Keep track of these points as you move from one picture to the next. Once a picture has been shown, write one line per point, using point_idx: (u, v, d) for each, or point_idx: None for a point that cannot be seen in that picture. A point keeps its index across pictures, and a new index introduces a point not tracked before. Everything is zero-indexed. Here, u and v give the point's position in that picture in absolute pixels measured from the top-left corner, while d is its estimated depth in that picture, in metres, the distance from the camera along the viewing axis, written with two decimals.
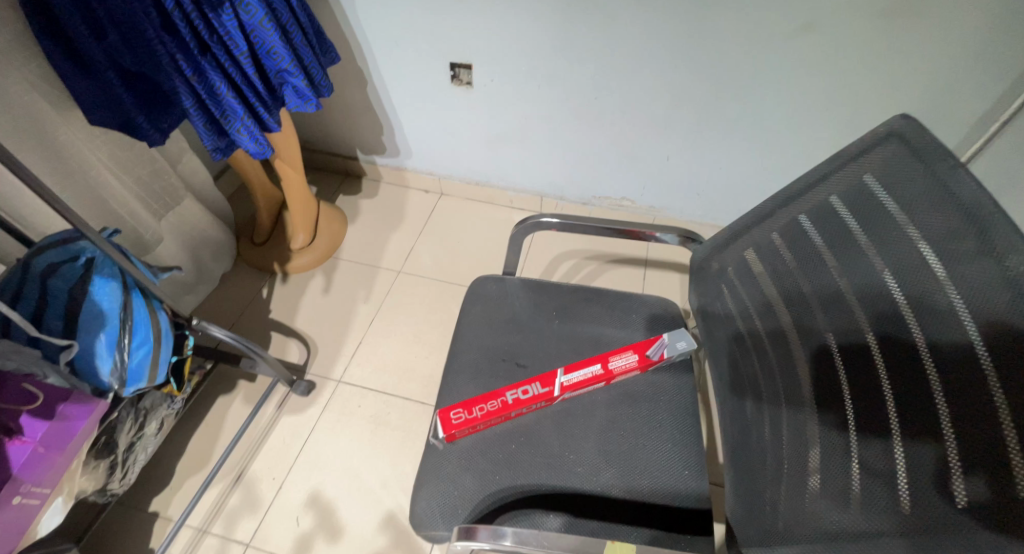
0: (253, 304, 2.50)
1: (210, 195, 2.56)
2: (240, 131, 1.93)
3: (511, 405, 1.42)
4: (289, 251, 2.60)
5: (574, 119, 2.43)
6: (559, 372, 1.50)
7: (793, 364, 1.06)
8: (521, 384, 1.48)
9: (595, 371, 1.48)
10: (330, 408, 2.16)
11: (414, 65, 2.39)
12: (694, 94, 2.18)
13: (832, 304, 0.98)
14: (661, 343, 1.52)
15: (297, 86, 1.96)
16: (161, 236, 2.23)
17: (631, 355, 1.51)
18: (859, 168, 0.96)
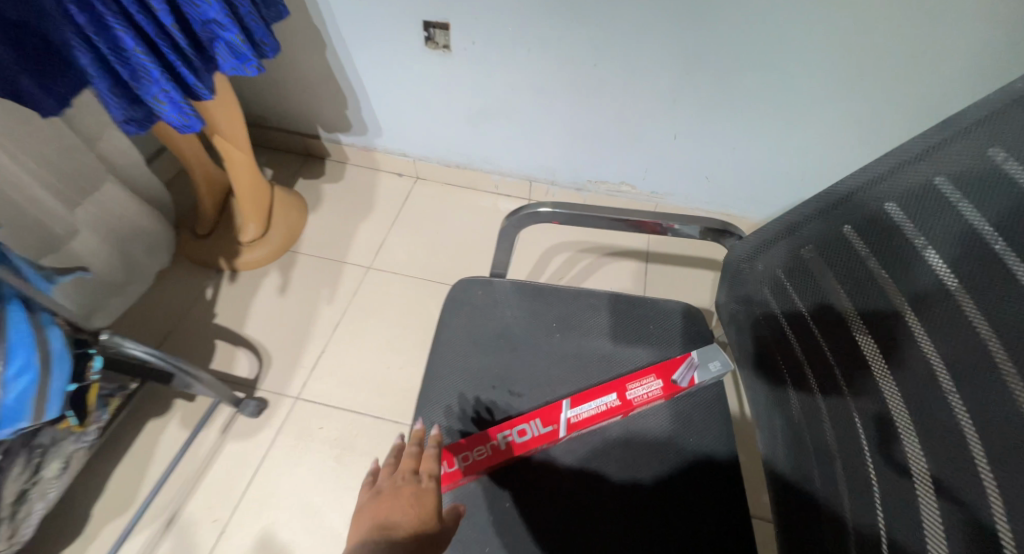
0: (195, 307, 2.14)
1: (142, 180, 2.15)
2: (159, 99, 1.55)
3: (503, 452, 1.12)
4: (238, 245, 2.23)
5: (569, 91, 2.09)
6: (565, 404, 1.19)
7: (881, 387, 0.85)
8: (517, 422, 1.16)
9: (610, 403, 1.18)
10: (285, 432, 1.82)
11: (381, 24, 2.03)
12: (710, 60, 1.86)
13: (940, 311, 0.76)
14: (691, 364, 1.22)
15: (231, 41, 1.60)
16: (77, 229, 1.82)
17: (654, 380, 1.21)
18: (975, 142, 0.74)
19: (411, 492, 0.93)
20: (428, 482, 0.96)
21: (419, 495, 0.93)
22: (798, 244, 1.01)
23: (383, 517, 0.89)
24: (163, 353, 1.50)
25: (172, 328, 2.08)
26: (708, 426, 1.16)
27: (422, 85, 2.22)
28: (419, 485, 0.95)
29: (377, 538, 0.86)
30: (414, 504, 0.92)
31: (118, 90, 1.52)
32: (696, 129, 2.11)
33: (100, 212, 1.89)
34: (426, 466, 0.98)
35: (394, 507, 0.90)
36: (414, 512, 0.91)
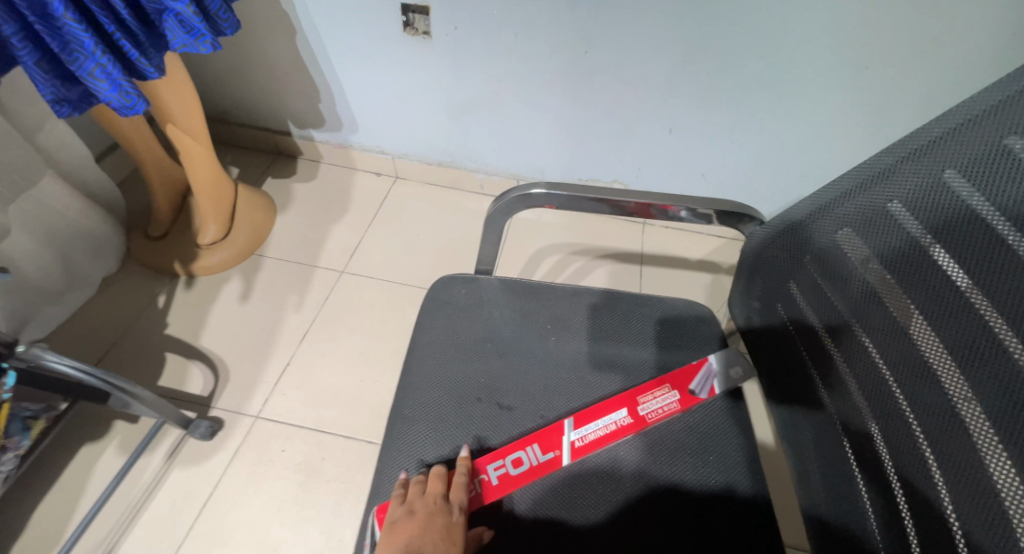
0: (145, 317, 1.91)
1: (90, 176, 1.92)
2: (93, 75, 1.21)
3: (495, 489, 0.92)
4: (195, 247, 2.01)
5: (558, 83, 1.92)
6: (568, 424, 0.99)
7: (942, 390, 0.69)
8: (511, 449, 0.96)
9: (620, 421, 0.99)
10: (243, 455, 1.61)
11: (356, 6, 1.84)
12: (721, 49, 1.68)
13: (1018, 298, 0.62)
14: (710, 372, 1.03)
15: (182, 13, 1.30)
16: (11, 229, 1.57)
17: (669, 391, 1.01)
18: None
19: (441, 524, 0.86)
20: (458, 514, 0.88)
21: (451, 530, 0.86)
22: (827, 228, 0.86)
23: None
24: (93, 367, 1.26)
25: (117, 340, 1.85)
26: (725, 442, 0.97)
27: (402, 75, 2.04)
28: (448, 518, 0.87)
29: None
30: (442, 541, 0.85)
31: (44, 63, 1.18)
32: (695, 125, 1.94)
33: (38, 210, 1.64)
34: (457, 494, 0.90)
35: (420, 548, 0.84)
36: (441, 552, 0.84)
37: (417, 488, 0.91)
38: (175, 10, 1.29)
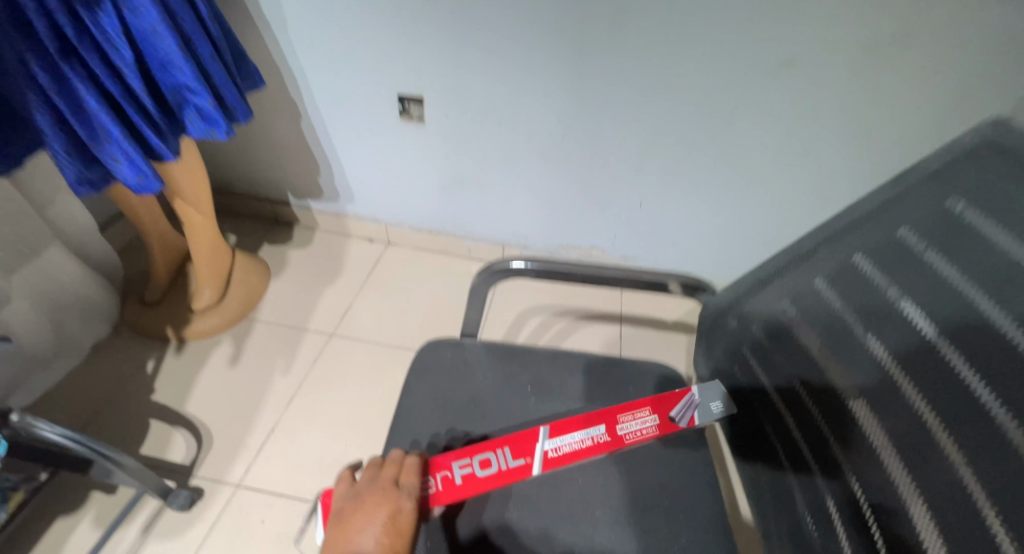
0: (133, 383, 1.92)
1: (92, 244, 1.98)
2: (116, 160, 1.23)
3: (457, 489, 0.96)
4: (188, 312, 2.05)
5: (541, 161, 2.01)
6: (543, 433, 1.03)
7: (861, 450, 0.72)
8: (481, 451, 1.00)
9: (598, 437, 1.03)
10: (221, 526, 1.58)
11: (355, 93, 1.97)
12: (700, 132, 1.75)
13: (919, 362, 0.66)
14: (692, 401, 1.04)
15: (201, 106, 1.33)
16: (10, 297, 1.61)
17: (649, 415, 1.07)
18: (937, 191, 0.70)
19: (388, 510, 0.89)
20: (407, 501, 0.91)
21: (396, 518, 0.88)
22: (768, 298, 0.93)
23: (349, 544, 0.85)
24: (84, 435, 1.24)
25: (103, 406, 1.85)
26: (696, 504, 1.00)
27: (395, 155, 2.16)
28: (395, 510, 0.89)
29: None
30: (384, 531, 0.87)
31: (72, 149, 1.21)
32: (666, 200, 2.00)
33: (39, 279, 1.69)
34: (408, 479, 0.94)
35: (362, 534, 0.86)
36: (383, 539, 0.86)
37: (369, 477, 0.95)
38: (195, 101, 1.32)
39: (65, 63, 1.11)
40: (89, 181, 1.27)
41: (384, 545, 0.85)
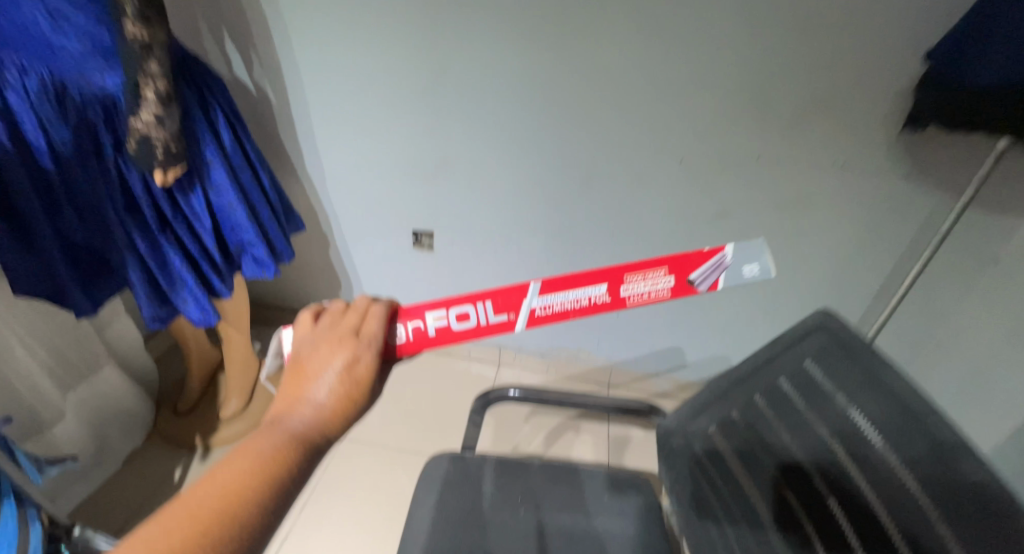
0: (161, 492, 2.06)
1: (137, 360, 2.21)
2: (185, 302, 1.24)
3: (430, 342, 0.66)
4: (217, 420, 2.25)
5: (527, 274, 1.73)
6: (531, 287, 0.64)
7: None
8: (456, 300, 0.64)
9: (596, 299, 0.63)
10: None
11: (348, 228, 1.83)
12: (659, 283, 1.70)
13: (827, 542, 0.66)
14: (720, 264, 0.61)
15: (258, 255, 1.29)
16: (64, 414, 1.81)
17: (663, 273, 0.62)
18: (799, 355, 0.73)
19: (342, 350, 0.63)
20: (369, 354, 0.63)
21: (352, 369, 0.62)
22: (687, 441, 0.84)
23: (298, 385, 0.62)
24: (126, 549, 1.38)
25: (131, 516, 1.96)
26: None
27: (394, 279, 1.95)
28: (350, 360, 0.62)
29: (279, 420, 0.60)
30: (339, 380, 0.61)
31: (156, 293, 1.22)
32: (669, 328, 1.79)
33: (90, 396, 1.91)
34: (369, 329, 0.64)
35: (315, 366, 0.62)
36: (338, 390, 0.61)
37: (328, 320, 0.67)
38: (253, 251, 1.29)
39: (160, 234, 1.15)
40: (160, 318, 1.26)
41: (338, 399, 0.61)
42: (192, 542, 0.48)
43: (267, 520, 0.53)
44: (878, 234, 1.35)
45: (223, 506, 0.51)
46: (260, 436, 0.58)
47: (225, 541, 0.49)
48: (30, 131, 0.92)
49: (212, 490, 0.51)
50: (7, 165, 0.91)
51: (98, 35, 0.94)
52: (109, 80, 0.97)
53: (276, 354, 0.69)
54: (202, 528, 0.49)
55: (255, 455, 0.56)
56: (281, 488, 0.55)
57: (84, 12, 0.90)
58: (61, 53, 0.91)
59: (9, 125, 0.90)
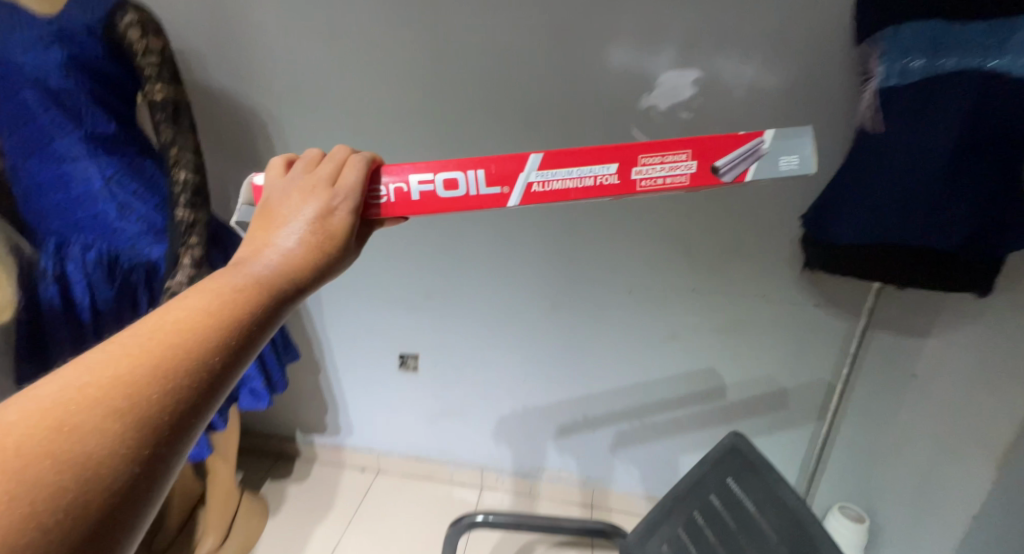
0: None
1: None
2: None
3: (414, 207, 0.61)
4: None
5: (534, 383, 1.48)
6: (531, 159, 0.60)
7: None
8: (446, 165, 0.61)
9: (603, 179, 0.60)
10: None
11: (336, 337, 1.55)
12: (612, 399, 1.49)
13: None
14: (755, 152, 0.59)
15: (255, 388, 1.27)
16: None
17: (684, 157, 0.59)
18: (719, 471, 0.88)
19: (317, 197, 0.54)
20: (345, 209, 0.54)
21: (326, 219, 0.53)
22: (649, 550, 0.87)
23: (264, 233, 0.51)
24: None
25: None
26: None
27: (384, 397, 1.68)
28: (323, 211, 0.53)
29: (241, 264, 0.48)
30: (310, 230, 0.52)
31: None
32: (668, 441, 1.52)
33: None
34: (345, 175, 0.56)
35: (285, 213, 0.52)
36: (309, 239, 0.51)
37: (298, 172, 0.57)
38: (250, 383, 1.26)
39: None
40: None
41: (310, 247, 0.51)
42: (147, 371, 0.36)
43: (239, 359, 0.42)
44: (809, 365, 1.32)
45: (184, 334, 0.39)
46: (220, 275, 0.46)
47: (187, 375, 0.38)
48: (76, 293, 0.97)
49: (169, 320, 0.40)
50: (51, 322, 0.97)
51: (158, 218, 0.98)
52: (155, 251, 0.98)
53: (248, 200, 0.63)
54: (161, 354, 0.38)
55: (216, 290, 0.43)
56: (248, 328, 0.43)
57: (146, 201, 0.96)
58: (119, 232, 0.95)
59: (61, 288, 0.97)
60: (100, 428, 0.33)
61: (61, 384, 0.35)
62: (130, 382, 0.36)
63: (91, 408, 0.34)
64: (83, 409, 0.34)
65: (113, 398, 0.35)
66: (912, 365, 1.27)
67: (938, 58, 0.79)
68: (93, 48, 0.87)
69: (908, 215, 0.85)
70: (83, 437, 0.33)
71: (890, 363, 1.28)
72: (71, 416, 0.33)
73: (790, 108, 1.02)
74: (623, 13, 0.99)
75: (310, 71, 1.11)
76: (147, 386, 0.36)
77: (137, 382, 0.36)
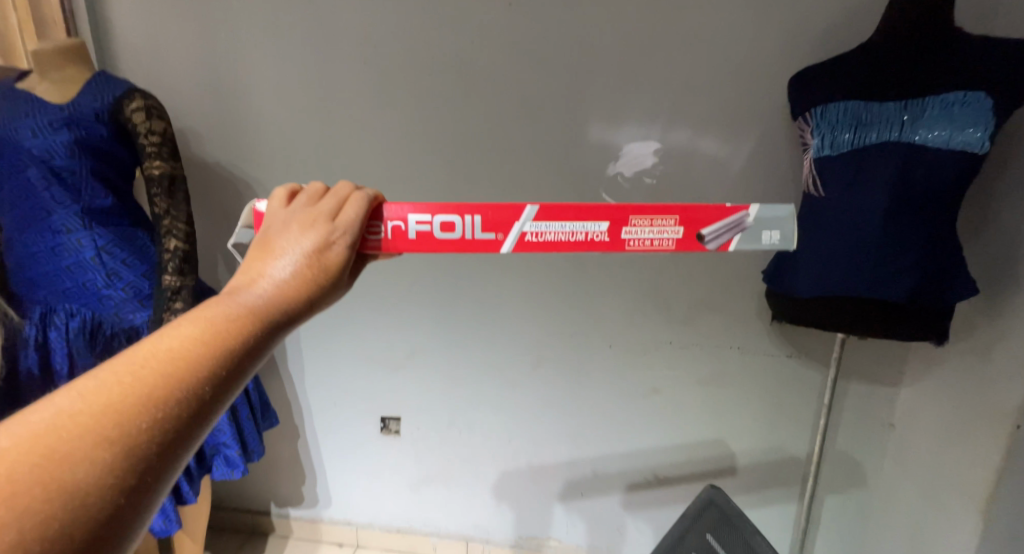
0: None
1: None
2: None
3: (407, 245, 0.62)
4: None
5: (527, 438, 1.40)
6: (527, 211, 0.63)
7: None
8: (444, 208, 0.62)
9: (593, 236, 0.64)
10: None
11: (318, 399, 1.44)
12: (602, 459, 1.41)
13: None
14: (740, 224, 0.63)
15: (228, 455, 1.21)
16: None
17: (672, 222, 0.64)
18: (700, 527, 0.99)
19: (316, 229, 0.51)
20: (343, 245, 0.52)
21: (323, 256, 0.50)
22: None
23: (259, 259, 0.49)
24: None
25: None
26: None
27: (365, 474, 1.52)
28: (323, 241, 0.51)
29: (235, 290, 0.46)
30: (308, 260, 0.49)
31: None
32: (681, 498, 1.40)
33: None
34: (349, 210, 0.54)
35: (284, 240, 0.50)
36: (305, 269, 0.49)
37: (301, 198, 0.55)
38: (224, 450, 1.20)
39: None
40: None
41: (306, 278, 0.49)
42: (135, 404, 0.35)
43: (226, 392, 0.40)
44: (790, 416, 1.33)
45: (174, 364, 0.38)
46: (212, 301, 0.43)
47: (174, 409, 0.36)
48: (56, 361, 0.97)
49: (159, 348, 0.38)
50: (26, 388, 0.97)
51: (144, 284, 1.00)
52: (138, 317, 0.99)
53: (248, 223, 0.62)
54: (151, 386, 0.36)
55: (208, 317, 0.41)
56: (239, 361, 0.41)
57: (135, 269, 0.99)
58: (104, 299, 0.97)
59: (42, 356, 0.97)
60: (82, 464, 0.32)
61: (45, 412, 0.33)
62: (116, 414, 0.34)
63: (75, 442, 0.32)
64: (67, 443, 0.32)
65: (98, 432, 0.33)
66: (887, 415, 1.34)
67: (862, 133, 0.93)
68: (100, 131, 0.94)
69: (856, 268, 0.92)
70: (63, 475, 0.31)
71: (866, 413, 1.34)
72: (55, 450, 0.32)
73: (744, 175, 1.13)
74: (593, 92, 1.09)
75: (298, 146, 1.16)
76: (133, 420, 0.34)
77: (124, 414, 0.34)
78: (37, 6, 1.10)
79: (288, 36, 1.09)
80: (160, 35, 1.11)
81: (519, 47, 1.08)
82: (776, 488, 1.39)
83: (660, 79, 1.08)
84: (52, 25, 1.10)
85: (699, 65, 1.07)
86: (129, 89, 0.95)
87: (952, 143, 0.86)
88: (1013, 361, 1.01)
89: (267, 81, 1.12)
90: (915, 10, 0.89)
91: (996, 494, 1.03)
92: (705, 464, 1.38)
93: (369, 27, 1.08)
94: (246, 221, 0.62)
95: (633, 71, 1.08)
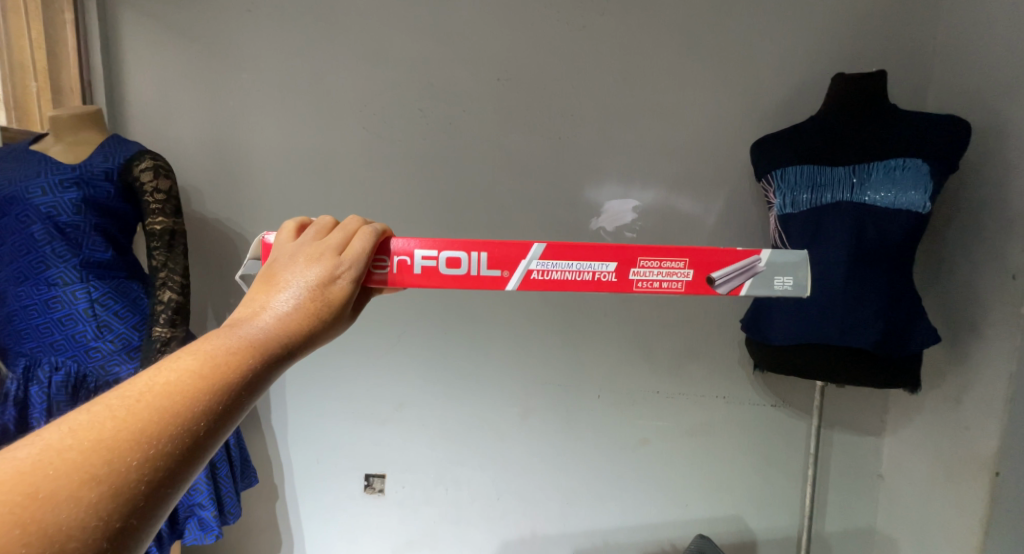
0: None
1: None
2: None
3: (414, 278, 0.68)
4: None
5: (527, 502, 1.35)
6: (534, 249, 0.68)
7: None
8: (450, 245, 0.68)
9: (601, 276, 0.69)
10: None
11: (300, 457, 1.34)
12: (595, 521, 1.36)
13: None
14: (751, 269, 0.69)
15: (203, 519, 1.09)
16: None
17: (682, 266, 0.69)
18: None
19: (323, 262, 0.59)
20: (347, 279, 0.59)
21: (328, 290, 0.58)
22: None
23: (264, 292, 0.57)
24: None
25: None
26: None
27: (346, 547, 1.38)
28: (324, 278, 0.58)
29: (237, 323, 0.54)
30: (308, 295, 0.57)
31: None
32: None
33: None
34: (355, 243, 0.61)
35: (288, 275, 0.58)
36: (305, 305, 0.57)
37: (310, 233, 0.62)
38: (198, 514, 1.09)
39: None
40: None
41: (304, 314, 0.56)
42: (123, 443, 0.45)
43: (218, 429, 0.49)
44: (778, 468, 1.33)
45: (162, 403, 0.47)
46: (218, 335, 0.52)
47: (159, 448, 0.46)
48: (33, 417, 0.94)
49: (156, 384, 0.48)
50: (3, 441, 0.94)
51: (135, 336, 1.01)
52: (124, 371, 0.99)
53: (254, 256, 0.70)
54: (140, 424, 0.46)
55: (206, 353, 0.50)
56: (232, 396, 0.50)
57: (127, 321, 1.00)
58: (92, 351, 0.97)
59: (19, 411, 0.94)
60: (73, 499, 0.43)
61: (43, 447, 0.44)
62: (107, 453, 0.44)
63: (68, 477, 0.43)
64: (57, 479, 0.43)
65: (90, 468, 0.44)
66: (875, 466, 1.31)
67: (819, 194, 1.00)
68: (108, 190, 0.98)
69: (827, 317, 0.98)
70: (53, 507, 0.42)
71: (856, 466, 1.30)
72: (45, 486, 0.42)
73: (717, 230, 1.19)
74: (579, 154, 1.17)
75: (293, 204, 1.20)
76: (121, 458, 0.45)
77: (113, 453, 0.45)
78: (56, 73, 1.15)
79: (292, 104, 1.17)
80: (170, 100, 1.17)
81: (510, 114, 1.16)
82: (769, 545, 1.36)
83: (641, 143, 1.16)
84: (69, 93, 1.16)
85: (675, 131, 1.16)
86: (139, 151, 1.00)
87: (898, 204, 0.95)
88: (984, 408, 1.05)
89: (269, 144, 1.18)
90: (862, 83, 0.99)
91: (986, 539, 1.04)
92: (701, 521, 1.36)
93: (371, 97, 1.16)
94: (253, 254, 0.70)
95: (615, 136, 1.16)
